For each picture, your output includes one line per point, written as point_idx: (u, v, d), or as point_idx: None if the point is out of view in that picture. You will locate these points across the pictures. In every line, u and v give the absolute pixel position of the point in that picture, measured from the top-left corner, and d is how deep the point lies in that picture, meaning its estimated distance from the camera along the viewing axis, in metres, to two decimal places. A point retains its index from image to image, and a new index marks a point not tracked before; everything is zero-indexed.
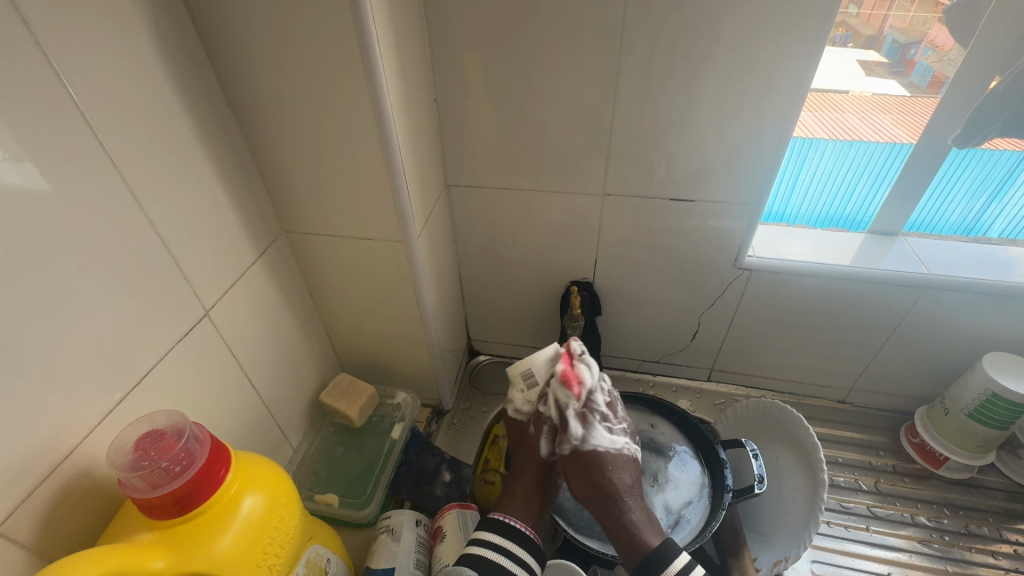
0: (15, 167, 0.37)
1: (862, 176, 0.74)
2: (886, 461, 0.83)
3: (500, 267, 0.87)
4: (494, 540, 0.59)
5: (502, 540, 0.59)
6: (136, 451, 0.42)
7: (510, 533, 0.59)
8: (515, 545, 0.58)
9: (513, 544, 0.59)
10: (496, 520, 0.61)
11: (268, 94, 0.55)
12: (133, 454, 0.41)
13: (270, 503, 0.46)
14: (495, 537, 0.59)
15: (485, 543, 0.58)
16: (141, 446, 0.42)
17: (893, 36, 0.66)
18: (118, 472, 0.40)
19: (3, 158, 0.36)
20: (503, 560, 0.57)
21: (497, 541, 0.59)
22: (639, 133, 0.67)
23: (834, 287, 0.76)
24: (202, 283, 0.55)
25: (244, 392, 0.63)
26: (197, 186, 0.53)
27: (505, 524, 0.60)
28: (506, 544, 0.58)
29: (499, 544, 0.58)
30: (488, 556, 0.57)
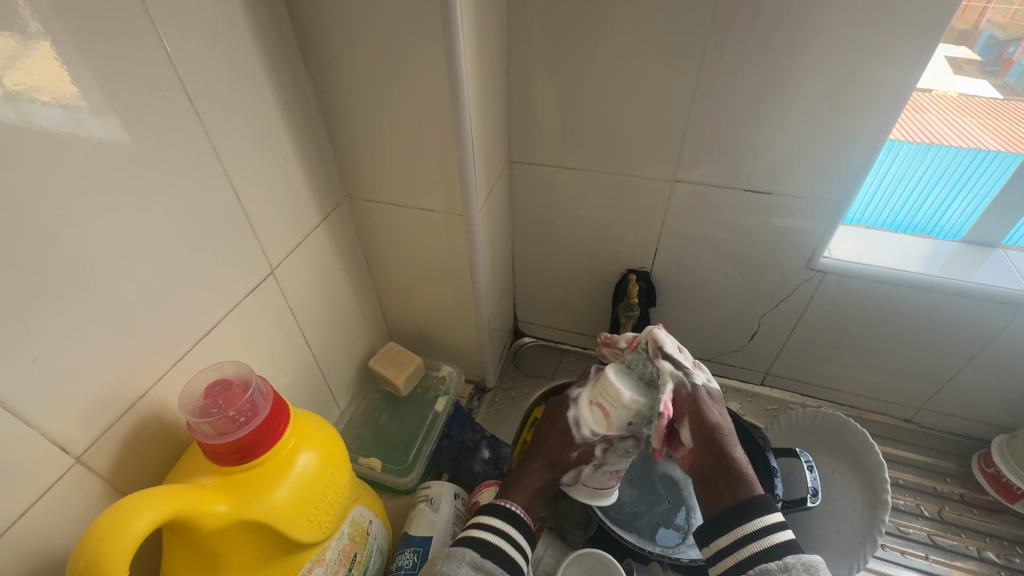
0: (96, 118, 0.37)
1: (938, 183, 0.68)
2: (953, 489, 0.77)
3: (554, 249, 0.85)
4: (494, 523, 0.55)
5: (504, 525, 0.55)
6: (205, 398, 0.43)
7: (511, 518, 0.56)
8: (515, 531, 0.55)
9: (516, 531, 0.55)
10: (499, 505, 0.57)
11: (342, 56, 0.54)
12: (202, 401, 0.42)
13: (323, 463, 0.48)
14: (496, 521, 0.56)
15: (486, 527, 0.55)
16: (210, 393, 0.43)
17: (990, 31, 0.59)
18: (187, 416, 0.41)
19: (83, 109, 0.36)
20: (504, 545, 0.54)
21: (500, 526, 0.55)
22: (719, 118, 0.63)
23: (916, 298, 0.70)
24: (268, 242, 0.56)
25: (298, 351, 0.64)
26: (270, 145, 0.53)
27: (507, 510, 0.57)
28: (510, 530, 0.55)
29: (500, 529, 0.55)
30: (489, 539, 0.54)
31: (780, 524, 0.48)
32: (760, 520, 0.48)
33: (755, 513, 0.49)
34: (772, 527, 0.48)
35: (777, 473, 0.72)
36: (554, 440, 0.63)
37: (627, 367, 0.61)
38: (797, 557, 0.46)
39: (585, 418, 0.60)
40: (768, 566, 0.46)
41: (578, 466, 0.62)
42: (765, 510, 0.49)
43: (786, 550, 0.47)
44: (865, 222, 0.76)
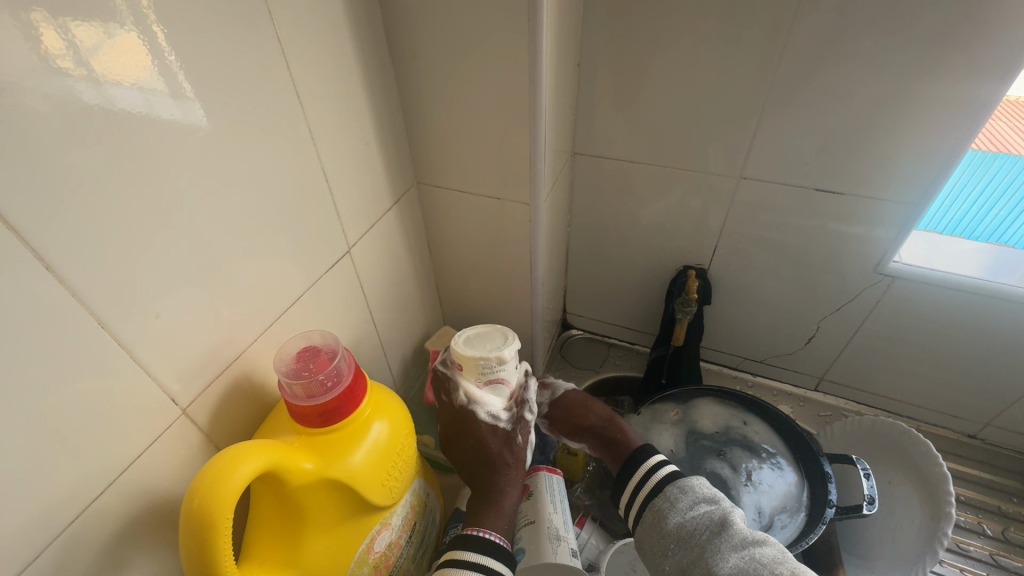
0: (174, 102, 0.37)
1: (1004, 192, 0.67)
2: (1019, 510, 0.74)
3: (610, 242, 0.86)
4: (472, 559, 0.53)
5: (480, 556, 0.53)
6: (296, 361, 0.46)
7: (487, 548, 0.54)
8: (494, 559, 0.54)
9: (492, 558, 0.53)
10: (472, 535, 0.55)
11: (426, 44, 0.56)
12: (294, 363, 0.46)
13: (393, 432, 0.51)
14: (472, 555, 0.53)
15: (464, 564, 0.52)
16: (301, 357, 0.46)
17: None
18: (281, 376, 0.44)
19: (165, 92, 0.37)
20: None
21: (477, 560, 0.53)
22: (794, 115, 0.62)
23: (991, 309, 0.67)
24: (347, 222, 0.59)
25: (365, 328, 0.67)
26: (354, 129, 0.56)
27: (482, 537, 0.55)
28: (485, 562, 0.53)
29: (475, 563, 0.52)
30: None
31: (664, 462, 0.63)
32: (646, 463, 0.64)
33: (642, 457, 0.65)
34: (659, 466, 0.63)
35: (831, 479, 0.71)
36: (493, 445, 0.62)
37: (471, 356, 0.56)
38: (676, 484, 0.60)
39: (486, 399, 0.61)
40: (658, 504, 0.60)
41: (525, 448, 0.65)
42: (648, 453, 0.65)
43: (668, 482, 0.61)
44: (931, 227, 0.73)
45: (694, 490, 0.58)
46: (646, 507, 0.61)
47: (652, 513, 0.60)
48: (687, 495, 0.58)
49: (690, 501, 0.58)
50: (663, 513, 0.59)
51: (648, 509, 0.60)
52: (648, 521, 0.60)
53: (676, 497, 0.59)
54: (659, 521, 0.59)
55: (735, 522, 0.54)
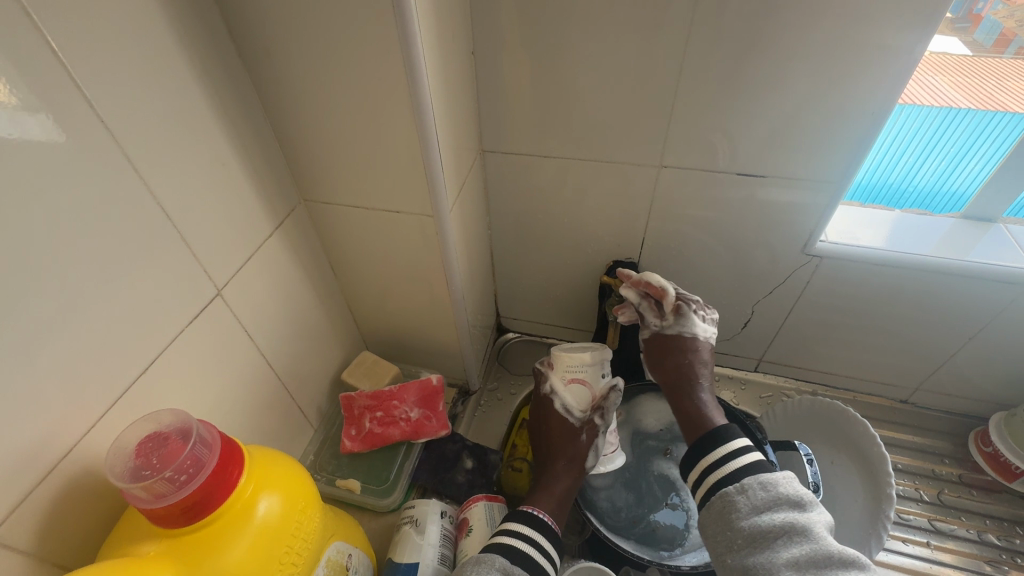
0: (33, 118, 0.34)
1: (910, 144, 0.63)
2: (951, 471, 0.76)
3: (535, 242, 0.80)
4: (524, 530, 0.57)
5: (531, 530, 0.57)
6: (137, 457, 0.37)
7: (536, 523, 0.58)
8: (542, 536, 0.57)
9: (541, 536, 0.57)
10: (525, 513, 0.59)
11: (278, 41, 0.47)
12: (134, 460, 0.37)
13: (287, 506, 0.43)
14: (524, 527, 0.57)
15: (515, 534, 0.56)
16: (143, 451, 0.37)
17: None
18: (116, 481, 0.36)
19: (20, 106, 0.33)
20: (532, 551, 0.56)
21: (527, 532, 0.57)
22: (707, 96, 0.57)
23: (914, 279, 0.67)
24: (211, 260, 0.49)
25: (258, 375, 0.58)
26: (202, 150, 0.47)
27: (530, 514, 0.59)
28: (537, 537, 0.57)
29: (529, 535, 0.57)
30: (519, 547, 0.55)
31: (746, 447, 0.52)
32: (725, 447, 0.53)
33: (721, 440, 0.54)
34: (739, 450, 0.53)
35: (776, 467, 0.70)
36: (560, 431, 0.68)
37: (559, 355, 0.68)
38: (754, 478, 0.50)
39: (564, 396, 0.68)
40: (728, 491, 0.50)
41: (596, 441, 0.66)
42: (730, 436, 0.54)
43: (744, 474, 0.51)
44: (856, 199, 0.72)
45: (774, 489, 0.49)
46: (715, 494, 0.51)
47: (720, 502, 0.50)
48: (767, 492, 0.49)
49: (769, 500, 0.48)
50: (732, 505, 0.49)
51: (716, 497, 0.51)
52: (713, 509, 0.51)
53: (753, 491, 0.49)
54: (727, 514, 0.49)
55: (819, 536, 0.45)
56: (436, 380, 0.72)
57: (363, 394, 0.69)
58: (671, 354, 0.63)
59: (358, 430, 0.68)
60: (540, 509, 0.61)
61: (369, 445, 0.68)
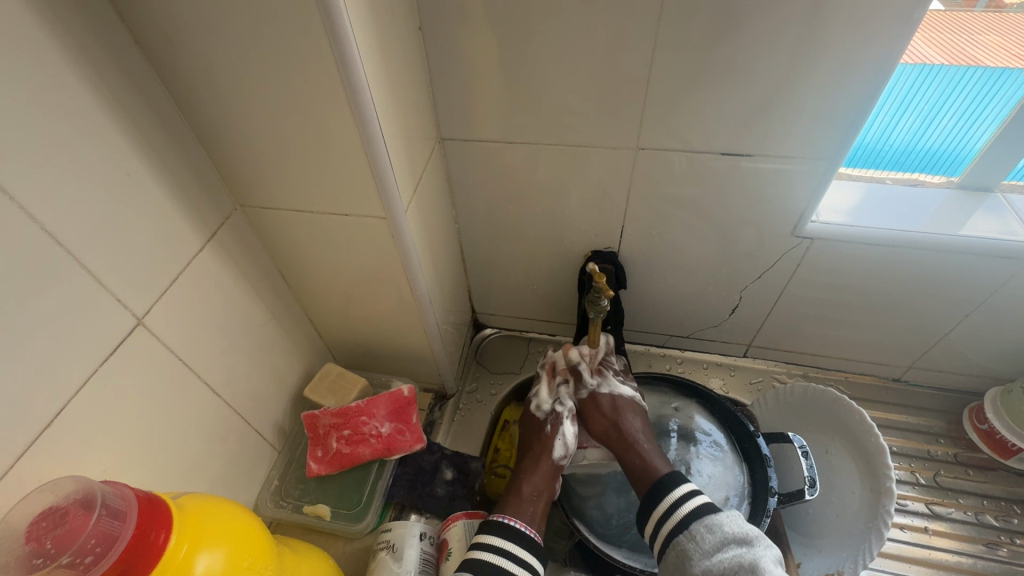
0: None
1: (881, 107, 0.58)
2: (947, 451, 0.74)
3: (507, 234, 0.74)
4: (495, 543, 0.54)
5: (506, 542, 0.54)
6: (31, 541, 0.31)
7: (513, 534, 0.55)
8: (520, 547, 0.54)
9: (518, 546, 0.54)
10: (499, 524, 0.55)
11: (179, 26, 0.39)
12: (26, 545, 0.31)
13: (232, 562, 0.38)
14: (496, 539, 0.54)
15: (489, 548, 0.53)
16: (37, 533, 0.31)
17: None
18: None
19: None
20: (508, 564, 0.52)
21: (502, 545, 0.54)
22: (684, 70, 0.51)
23: (909, 258, 0.63)
24: (126, 288, 0.43)
25: (201, 406, 0.53)
26: (100, 163, 0.40)
27: (507, 526, 0.55)
28: (512, 547, 0.53)
29: (501, 547, 0.53)
30: (494, 562, 0.52)
31: (692, 491, 0.54)
32: (672, 494, 0.55)
33: (669, 488, 0.55)
34: (685, 496, 0.54)
35: (770, 461, 0.66)
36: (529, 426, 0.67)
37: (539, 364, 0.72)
38: (700, 521, 0.52)
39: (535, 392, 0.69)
40: (679, 539, 0.52)
41: (560, 428, 0.64)
42: (676, 483, 0.56)
43: (692, 518, 0.53)
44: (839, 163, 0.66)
45: (720, 530, 0.51)
46: (670, 543, 0.53)
47: (675, 552, 0.52)
48: (715, 535, 0.50)
49: (719, 543, 0.50)
50: (686, 553, 0.51)
51: (671, 547, 0.53)
52: (670, 560, 0.52)
53: (701, 536, 0.51)
54: (683, 562, 0.51)
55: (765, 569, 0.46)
56: (407, 391, 0.67)
57: (327, 412, 0.64)
58: (596, 421, 0.65)
59: (325, 451, 0.64)
60: (520, 519, 0.57)
61: (338, 466, 0.64)
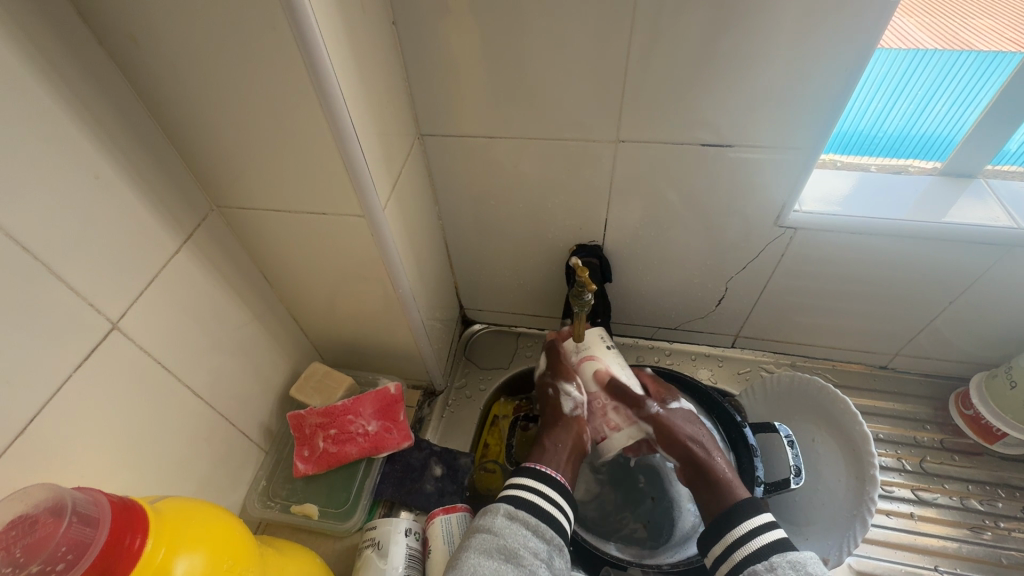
0: None
1: (879, 91, 0.57)
2: (933, 437, 0.75)
3: (492, 229, 0.74)
4: (528, 483, 0.55)
5: (535, 482, 0.55)
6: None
7: (540, 475, 0.56)
8: (548, 487, 0.55)
9: (547, 486, 0.55)
10: (527, 467, 0.57)
11: (142, 25, 0.39)
12: None
13: (212, 564, 0.38)
14: (528, 480, 0.56)
15: (522, 486, 0.55)
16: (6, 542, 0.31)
17: None
18: None
19: None
20: (540, 500, 0.54)
21: (533, 484, 0.55)
22: (661, 61, 0.51)
23: (891, 246, 0.63)
24: (100, 292, 0.43)
25: (183, 408, 0.53)
26: (68, 167, 0.39)
27: (537, 469, 0.56)
28: (542, 487, 0.55)
29: (533, 486, 0.55)
30: (528, 499, 0.54)
31: (770, 523, 0.51)
32: (748, 522, 0.52)
33: (747, 515, 0.52)
34: (762, 527, 0.51)
35: (757, 450, 0.66)
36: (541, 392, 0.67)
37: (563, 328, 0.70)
38: (783, 555, 0.48)
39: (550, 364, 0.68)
40: (755, 567, 0.49)
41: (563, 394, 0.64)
42: (754, 510, 0.52)
43: (770, 551, 0.49)
44: (830, 149, 0.66)
45: (803, 568, 0.47)
46: (741, 569, 0.50)
47: None
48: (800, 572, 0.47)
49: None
50: None
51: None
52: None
53: (783, 570, 0.47)
54: None
55: None
56: (394, 388, 0.67)
57: (313, 412, 0.64)
58: (670, 431, 0.60)
59: (312, 450, 0.64)
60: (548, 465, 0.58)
61: (326, 465, 0.64)
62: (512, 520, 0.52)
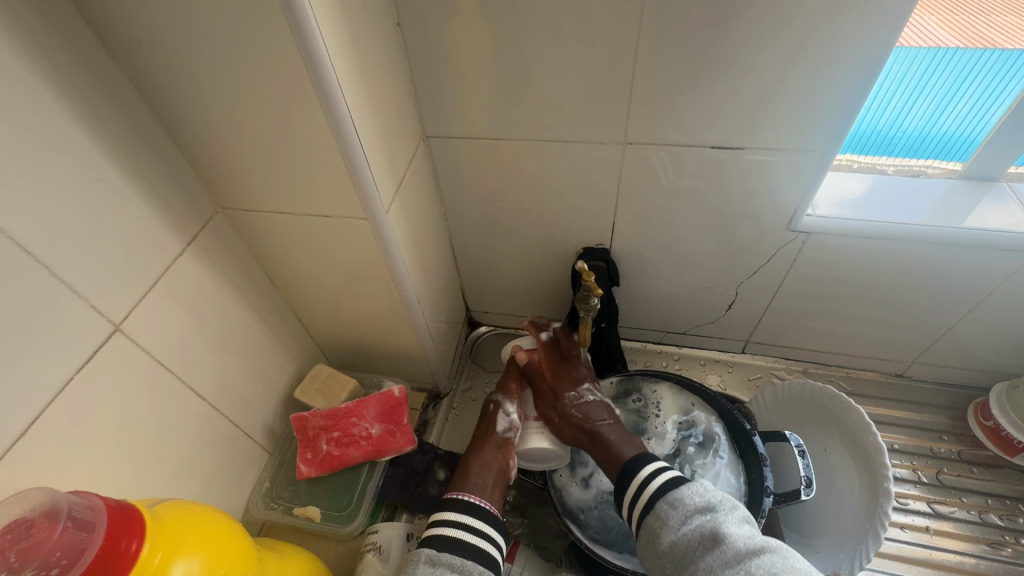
0: None
1: (898, 90, 0.56)
2: (950, 448, 0.72)
3: (498, 232, 0.73)
4: (452, 517, 0.53)
5: (459, 515, 0.53)
6: None
7: (465, 507, 0.54)
8: (472, 518, 0.53)
9: (471, 518, 0.53)
10: (450, 498, 0.56)
11: (145, 28, 0.39)
12: None
13: (208, 571, 0.38)
14: (453, 514, 0.54)
15: (444, 523, 0.53)
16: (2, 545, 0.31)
17: None
18: None
19: None
20: (466, 537, 0.52)
21: (457, 518, 0.53)
22: (670, 62, 0.50)
23: (907, 251, 0.61)
24: (105, 295, 0.43)
25: (186, 410, 0.53)
26: (71, 170, 0.39)
27: (459, 500, 0.55)
28: (467, 520, 0.53)
29: (456, 520, 0.53)
30: (454, 537, 0.52)
31: (654, 471, 0.55)
32: (639, 475, 0.55)
33: (635, 470, 0.56)
34: (649, 477, 0.55)
35: (766, 460, 0.65)
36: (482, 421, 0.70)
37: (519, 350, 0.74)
38: (665, 498, 0.52)
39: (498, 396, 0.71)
40: (648, 518, 0.52)
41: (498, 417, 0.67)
42: (641, 464, 0.56)
43: (657, 494, 0.53)
44: (847, 150, 0.64)
45: (682, 505, 0.51)
46: (643, 518, 0.53)
47: (647, 532, 0.52)
48: (678, 508, 0.51)
49: (683, 516, 0.50)
50: (655, 530, 0.51)
51: (642, 528, 0.53)
52: (645, 539, 0.52)
53: (667, 513, 0.51)
54: (654, 538, 0.51)
55: (726, 536, 0.46)
56: (397, 391, 0.67)
57: (316, 414, 0.64)
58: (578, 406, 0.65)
59: (315, 453, 0.64)
60: (471, 493, 0.57)
61: (328, 468, 0.64)
62: (434, 565, 0.49)
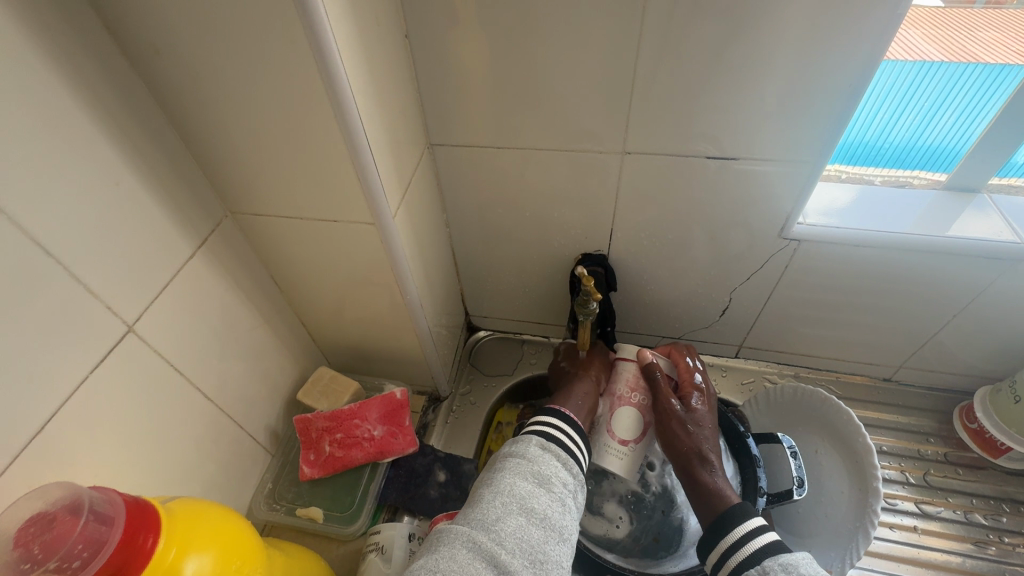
0: None
1: (886, 101, 0.58)
2: (937, 450, 0.75)
3: (498, 238, 0.75)
4: (556, 420, 0.54)
5: (562, 421, 0.54)
6: (18, 547, 0.32)
7: (568, 418, 0.55)
8: (573, 429, 0.54)
9: (574, 429, 0.54)
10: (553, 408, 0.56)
11: (165, 38, 0.40)
12: (14, 551, 0.32)
13: (220, 566, 0.39)
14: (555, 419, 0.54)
15: (548, 424, 0.53)
16: (24, 539, 0.32)
17: None
18: None
19: None
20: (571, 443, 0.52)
21: (560, 424, 0.54)
22: (668, 76, 0.52)
23: (894, 259, 0.63)
24: (119, 296, 0.44)
25: (193, 411, 0.54)
26: (89, 174, 0.40)
27: (562, 411, 0.55)
28: (570, 429, 0.54)
29: (560, 425, 0.54)
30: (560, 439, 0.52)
31: (761, 526, 0.49)
32: (739, 528, 0.50)
33: (737, 521, 0.50)
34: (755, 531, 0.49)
35: (760, 461, 0.66)
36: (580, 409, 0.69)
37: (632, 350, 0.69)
38: (774, 558, 0.46)
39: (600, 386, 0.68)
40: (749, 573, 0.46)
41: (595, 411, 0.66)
42: (745, 515, 0.50)
43: (763, 554, 0.47)
44: (836, 161, 0.66)
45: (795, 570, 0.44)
46: None
47: None
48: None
49: None
50: None
51: None
52: None
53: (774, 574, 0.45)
54: None
55: None
56: (400, 393, 0.68)
57: (319, 416, 0.64)
58: (674, 437, 0.60)
59: (317, 454, 0.64)
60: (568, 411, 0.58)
61: (330, 469, 0.65)
62: (544, 450, 0.50)
